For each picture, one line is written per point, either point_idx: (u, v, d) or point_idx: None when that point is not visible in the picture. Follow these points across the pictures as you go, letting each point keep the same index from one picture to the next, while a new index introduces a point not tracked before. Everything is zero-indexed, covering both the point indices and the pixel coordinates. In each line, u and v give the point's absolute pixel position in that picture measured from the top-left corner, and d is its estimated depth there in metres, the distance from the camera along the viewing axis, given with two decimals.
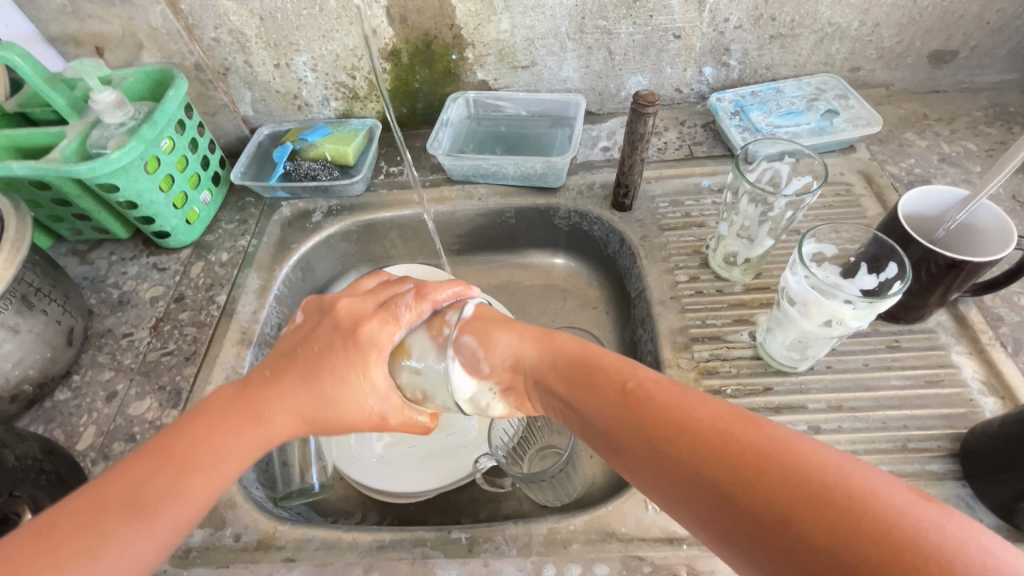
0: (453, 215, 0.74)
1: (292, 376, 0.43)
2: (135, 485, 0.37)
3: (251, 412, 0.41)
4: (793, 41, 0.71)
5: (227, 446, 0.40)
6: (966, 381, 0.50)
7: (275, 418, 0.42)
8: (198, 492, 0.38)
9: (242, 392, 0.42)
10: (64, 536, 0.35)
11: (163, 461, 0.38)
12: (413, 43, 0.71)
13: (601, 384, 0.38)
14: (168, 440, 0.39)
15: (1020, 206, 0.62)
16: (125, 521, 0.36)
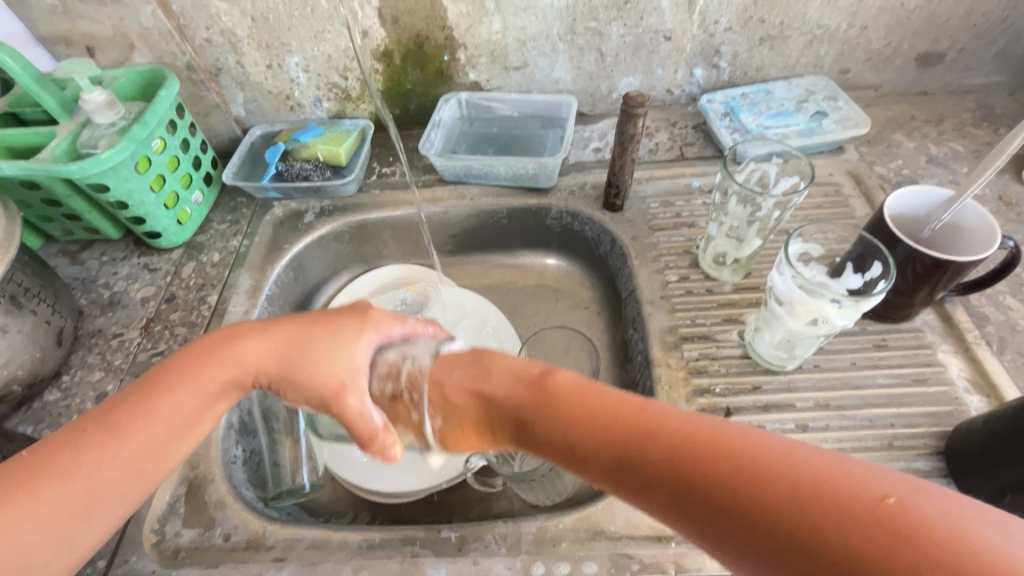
0: (445, 215, 0.74)
1: (281, 324, 0.47)
2: (113, 405, 0.41)
3: (234, 349, 0.45)
4: (782, 43, 0.72)
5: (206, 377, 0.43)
6: (952, 380, 0.51)
7: (254, 357, 0.45)
8: (171, 418, 0.42)
9: (232, 335, 0.46)
10: (56, 441, 0.39)
11: (148, 387, 0.42)
12: (405, 44, 0.71)
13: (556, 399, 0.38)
14: (159, 369, 0.44)
15: (1005, 207, 0.63)
16: (106, 435, 0.40)
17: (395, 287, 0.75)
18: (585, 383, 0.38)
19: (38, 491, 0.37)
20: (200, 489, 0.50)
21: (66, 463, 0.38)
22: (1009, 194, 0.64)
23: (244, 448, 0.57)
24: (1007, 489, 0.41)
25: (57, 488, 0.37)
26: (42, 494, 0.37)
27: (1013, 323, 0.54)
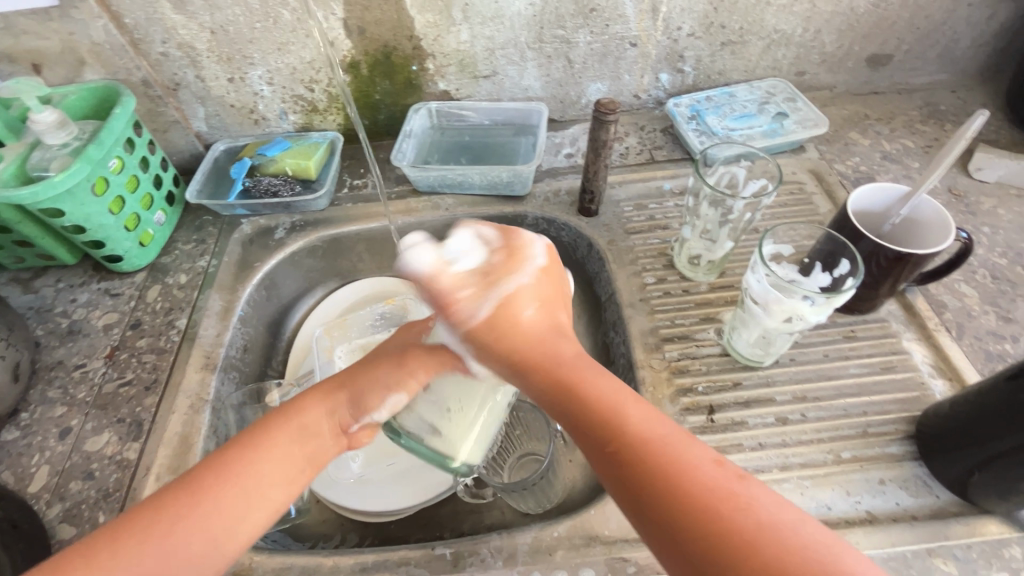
0: (420, 226, 0.73)
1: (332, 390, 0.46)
2: (188, 475, 0.39)
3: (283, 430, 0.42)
4: (742, 47, 0.74)
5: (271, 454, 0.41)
6: (917, 366, 0.54)
7: (315, 430, 0.43)
8: (243, 479, 0.39)
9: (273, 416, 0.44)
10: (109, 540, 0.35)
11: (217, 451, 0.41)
12: (373, 55, 0.70)
13: (585, 398, 0.36)
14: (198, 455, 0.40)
15: (955, 199, 0.67)
16: (177, 502, 0.37)
17: (372, 301, 0.74)
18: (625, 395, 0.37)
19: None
20: None
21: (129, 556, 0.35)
22: (958, 187, 0.68)
23: None
24: (975, 469, 0.43)
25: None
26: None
27: (968, 309, 0.57)
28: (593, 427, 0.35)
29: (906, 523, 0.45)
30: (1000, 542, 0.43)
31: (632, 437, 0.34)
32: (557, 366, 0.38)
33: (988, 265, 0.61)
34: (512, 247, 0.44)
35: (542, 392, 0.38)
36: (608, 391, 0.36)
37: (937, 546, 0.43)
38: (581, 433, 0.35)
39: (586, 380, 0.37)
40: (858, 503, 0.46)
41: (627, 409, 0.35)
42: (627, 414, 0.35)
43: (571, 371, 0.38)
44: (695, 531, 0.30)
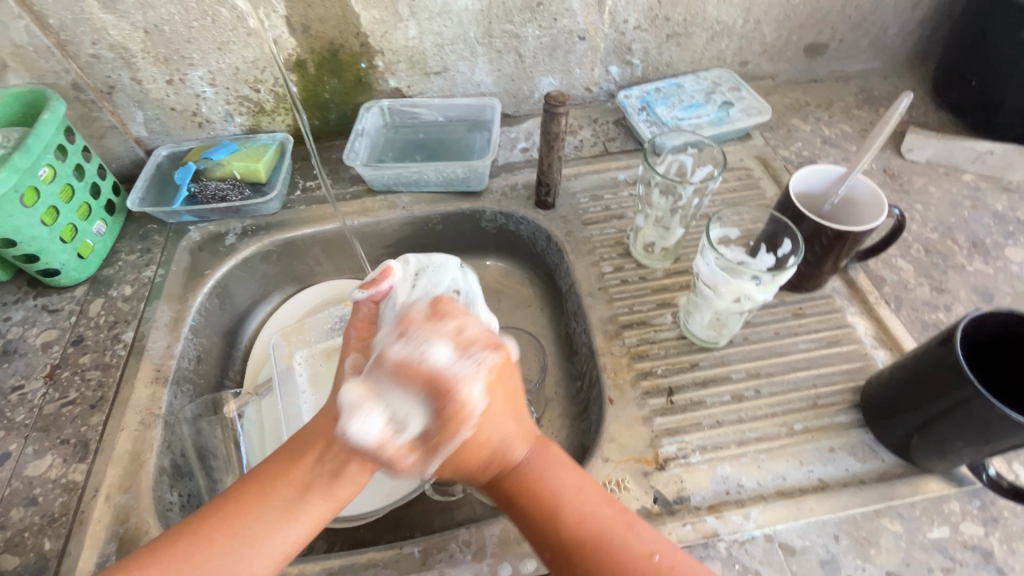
0: (378, 225, 0.72)
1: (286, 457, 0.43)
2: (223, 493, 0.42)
3: (234, 530, 0.39)
4: (687, 39, 0.76)
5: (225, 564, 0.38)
6: (860, 338, 0.56)
7: (283, 490, 0.41)
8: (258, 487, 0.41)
9: (220, 510, 0.40)
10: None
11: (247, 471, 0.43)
12: (319, 53, 0.69)
13: (534, 493, 0.41)
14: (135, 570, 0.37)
15: (890, 178, 0.71)
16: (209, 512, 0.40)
17: (331, 304, 0.73)
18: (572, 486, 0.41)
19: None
20: (133, 545, 0.46)
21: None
22: (892, 167, 0.72)
23: (180, 493, 0.53)
24: (915, 431, 0.45)
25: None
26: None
27: (905, 282, 0.60)
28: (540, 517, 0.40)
29: (856, 487, 0.47)
30: (940, 498, 0.46)
31: (575, 527, 0.39)
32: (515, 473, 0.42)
33: (922, 239, 0.64)
34: (446, 414, 0.37)
35: (494, 485, 0.43)
36: (556, 484, 0.41)
37: (884, 507, 0.46)
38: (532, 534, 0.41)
39: (539, 479, 0.41)
40: (811, 472, 0.48)
41: (569, 509, 0.40)
42: (567, 514, 0.40)
43: (523, 469, 0.42)
44: None
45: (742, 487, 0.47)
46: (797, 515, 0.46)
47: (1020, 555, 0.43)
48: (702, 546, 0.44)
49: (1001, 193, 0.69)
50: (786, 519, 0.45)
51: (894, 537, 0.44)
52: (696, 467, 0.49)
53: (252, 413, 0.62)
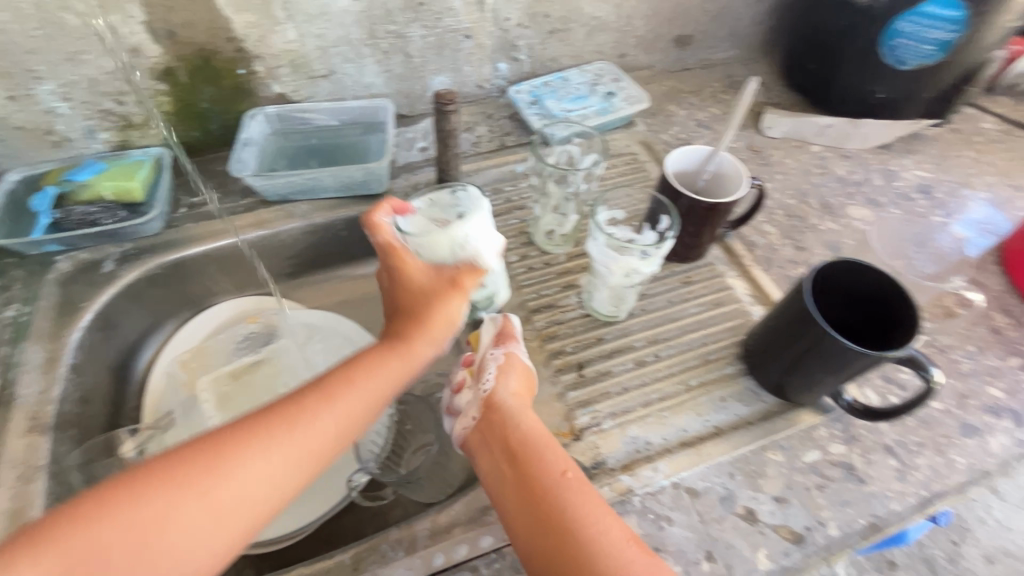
0: (276, 237, 0.69)
1: (371, 360, 0.48)
2: (325, 383, 0.45)
3: (312, 415, 0.43)
4: (568, 34, 0.80)
5: (303, 437, 0.42)
6: (740, 297, 0.63)
7: (376, 395, 0.46)
8: (360, 392, 0.46)
9: (325, 401, 0.44)
10: (102, 533, 0.34)
11: (345, 367, 0.47)
12: (190, 61, 0.65)
13: (539, 453, 0.45)
14: (218, 435, 0.40)
15: (753, 154, 0.79)
16: (317, 399, 0.44)
17: (234, 323, 0.70)
18: (570, 465, 0.45)
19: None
20: None
21: (132, 555, 0.34)
22: (755, 144, 0.81)
23: None
24: (785, 372, 0.52)
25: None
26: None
27: (772, 244, 0.68)
28: (539, 472, 0.44)
29: (745, 428, 0.53)
30: (812, 426, 0.53)
31: (562, 490, 0.43)
32: (536, 419, 0.49)
33: (782, 206, 0.73)
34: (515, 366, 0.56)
35: (504, 440, 0.47)
36: (558, 457, 0.45)
37: (768, 442, 0.52)
38: (541, 464, 0.45)
39: (543, 445, 0.46)
40: (707, 421, 0.54)
41: (566, 475, 0.44)
42: (569, 480, 0.43)
43: (533, 437, 0.47)
44: (578, 556, 0.39)
45: (649, 444, 0.52)
46: (698, 461, 0.51)
47: (875, 463, 0.51)
48: (620, 503, 0.48)
49: (842, 160, 0.80)
50: (688, 466, 0.50)
51: (778, 467, 0.51)
52: (609, 433, 0.52)
53: (153, 448, 0.57)
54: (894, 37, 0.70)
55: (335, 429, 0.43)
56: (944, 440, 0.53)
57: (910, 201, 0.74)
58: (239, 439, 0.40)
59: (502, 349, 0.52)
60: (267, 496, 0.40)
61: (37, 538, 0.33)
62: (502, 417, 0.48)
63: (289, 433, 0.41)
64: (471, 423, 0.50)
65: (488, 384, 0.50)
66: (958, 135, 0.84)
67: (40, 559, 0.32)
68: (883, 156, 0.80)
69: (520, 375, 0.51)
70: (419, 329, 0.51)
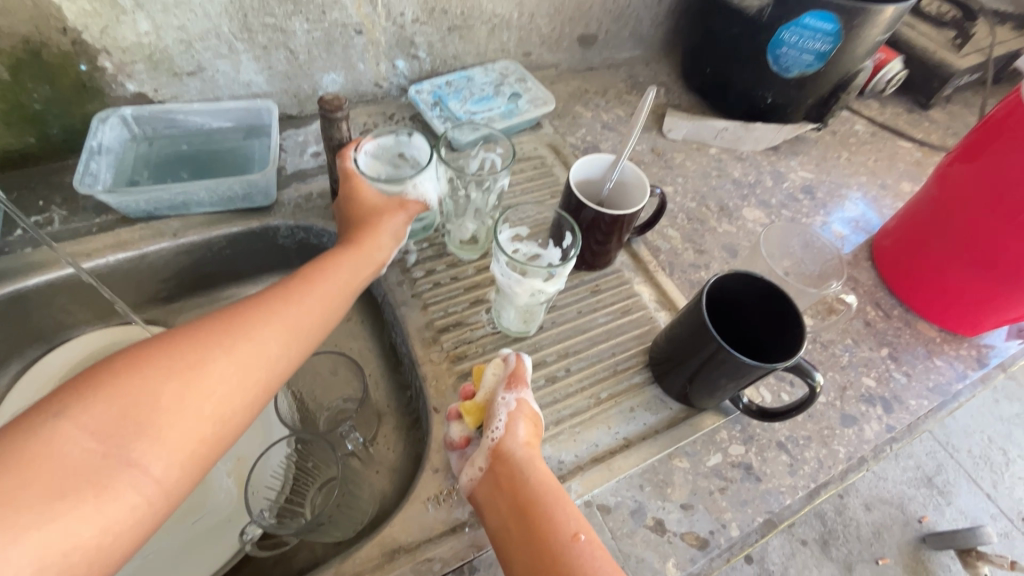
0: (143, 259, 0.61)
1: (343, 254, 0.53)
2: (309, 274, 0.50)
3: (304, 293, 0.47)
4: (469, 31, 0.77)
5: (299, 310, 0.46)
6: (646, 304, 0.64)
7: (352, 281, 0.52)
8: (338, 278, 0.51)
9: (313, 284, 0.49)
10: (148, 382, 0.36)
11: (321, 262, 0.52)
12: (11, 55, 0.54)
13: (552, 513, 0.42)
14: (225, 312, 0.43)
15: (656, 157, 0.81)
16: (304, 283, 0.48)
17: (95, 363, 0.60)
18: (586, 530, 0.41)
19: (166, 436, 0.36)
20: None
21: (177, 400, 0.37)
22: (658, 147, 0.82)
23: None
24: (688, 381, 0.53)
25: (181, 431, 0.36)
26: (170, 435, 0.36)
27: (675, 249, 0.70)
28: (552, 532, 0.40)
29: (652, 438, 0.54)
30: (714, 429, 0.55)
31: (576, 558, 0.39)
32: (548, 473, 0.45)
33: (684, 210, 0.75)
34: None
35: (515, 492, 0.43)
36: (574, 518, 0.42)
37: (674, 449, 0.53)
38: (551, 525, 0.41)
39: (557, 505, 0.42)
40: (617, 433, 0.54)
41: (581, 541, 0.40)
42: (584, 546, 0.40)
43: (546, 492, 0.43)
44: None
45: (562, 463, 0.51)
46: (609, 476, 0.51)
47: (770, 461, 0.54)
48: None
49: (736, 163, 0.83)
50: (599, 482, 0.50)
51: (684, 474, 0.52)
52: None
53: None
54: (778, 46, 0.73)
55: (325, 306, 0.48)
56: (828, 432, 0.57)
57: (796, 202, 0.79)
58: (243, 313, 0.43)
59: (513, 394, 0.48)
60: (282, 356, 0.44)
61: (82, 391, 0.35)
62: (514, 462, 0.45)
63: (288, 306, 0.46)
64: (478, 474, 0.46)
65: (497, 432, 0.46)
66: (835, 137, 0.90)
67: (94, 404, 0.34)
68: (773, 158, 0.85)
69: (528, 421, 0.48)
70: (376, 229, 0.55)
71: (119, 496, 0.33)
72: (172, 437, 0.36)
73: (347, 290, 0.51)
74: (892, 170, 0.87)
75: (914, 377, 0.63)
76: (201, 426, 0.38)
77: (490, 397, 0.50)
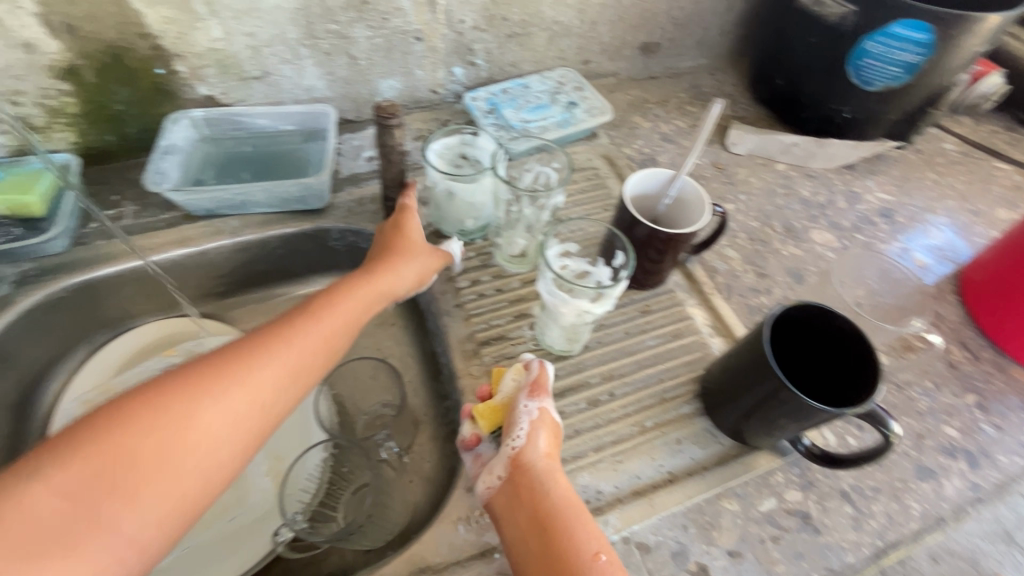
0: (204, 255, 0.63)
1: (351, 291, 0.51)
2: (313, 310, 0.48)
3: (304, 332, 0.46)
4: (528, 39, 0.75)
5: (297, 351, 0.44)
6: (699, 328, 0.60)
7: (356, 319, 0.50)
8: (343, 316, 0.49)
9: (314, 322, 0.47)
10: (127, 436, 0.35)
11: (327, 298, 0.50)
12: (97, 59, 0.58)
13: (573, 530, 0.40)
14: (219, 355, 0.42)
15: (718, 172, 0.77)
16: (304, 321, 0.47)
17: (154, 352, 0.63)
18: (607, 549, 0.40)
19: (143, 493, 0.34)
20: None
21: (157, 454, 0.36)
22: (719, 161, 0.78)
23: None
24: (742, 416, 0.49)
25: (163, 491, 0.35)
26: (146, 493, 0.35)
27: (734, 270, 0.66)
28: (570, 550, 0.39)
29: (699, 475, 0.50)
30: (769, 471, 0.51)
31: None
32: (568, 487, 0.43)
33: (745, 229, 0.70)
34: None
35: (534, 506, 0.41)
36: (594, 536, 0.40)
37: (723, 489, 0.50)
38: (572, 542, 0.39)
39: (577, 522, 0.41)
40: (661, 466, 0.51)
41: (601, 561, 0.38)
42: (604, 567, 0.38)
43: (567, 507, 0.41)
44: None
45: (600, 493, 0.49)
46: (650, 512, 0.48)
47: (831, 511, 0.49)
48: None
49: (806, 180, 0.78)
50: (637, 518, 0.48)
51: (732, 517, 0.48)
52: None
53: None
54: (861, 57, 0.67)
55: (325, 346, 0.46)
56: (901, 485, 0.51)
57: (872, 225, 0.73)
58: (236, 355, 0.42)
59: (535, 402, 0.47)
60: (270, 402, 0.42)
61: (61, 450, 0.34)
62: (535, 475, 0.43)
63: (284, 347, 0.44)
64: (495, 483, 0.44)
65: (518, 441, 0.45)
66: (920, 156, 0.83)
67: (69, 463, 0.33)
68: (847, 176, 0.79)
69: (550, 431, 0.46)
70: (391, 269, 0.54)
71: (87, 558, 0.32)
72: (149, 493, 0.35)
73: (350, 328, 0.49)
74: (986, 195, 0.79)
75: (1005, 431, 0.56)
76: (180, 481, 0.36)
77: (510, 401, 0.49)
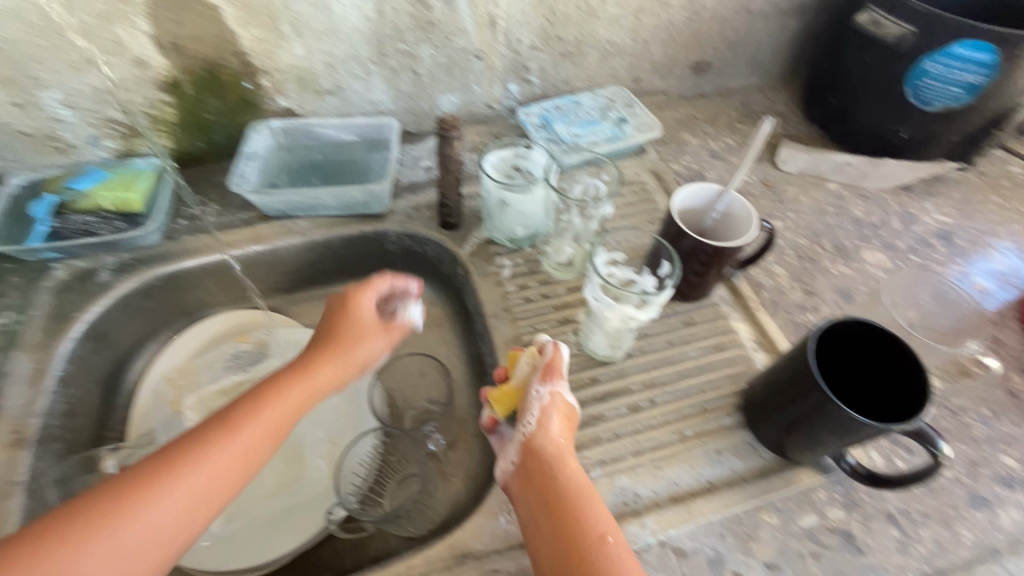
0: (275, 253, 0.69)
1: (296, 381, 0.49)
2: (258, 404, 0.46)
3: (241, 432, 0.44)
4: (581, 58, 0.79)
5: (231, 455, 0.43)
6: (743, 342, 0.61)
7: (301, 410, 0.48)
8: (288, 409, 0.47)
9: (256, 419, 0.45)
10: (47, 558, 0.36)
11: (273, 389, 0.48)
12: (196, 74, 0.65)
13: (579, 512, 0.42)
14: (151, 461, 0.41)
15: (767, 189, 0.77)
16: (243, 418, 0.45)
17: (225, 339, 0.69)
18: (613, 531, 0.42)
19: None
20: None
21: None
22: (768, 179, 0.78)
23: None
24: (784, 430, 0.49)
25: None
26: None
27: (780, 286, 0.66)
28: (575, 533, 0.41)
29: (739, 486, 0.51)
30: (811, 488, 0.51)
31: (601, 559, 0.40)
32: (579, 471, 0.45)
33: (794, 246, 0.70)
34: None
35: (542, 490, 0.44)
36: (600, 519, 0.42)
37: (763, 502, 0.50)
38: (580, 524, 0.42)
39: (583, 505, 0.43)
40: (700, 475, 0.51)
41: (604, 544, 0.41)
42: (610, 548, 0.41)
43: (573, 490, 0.44)
44: None
45: (638, 496, 0.50)
46: (687, 519, 0.49)
47: (875, 532, 0.48)
48: None
49: (859, 200, 0.77)
50: (674, 523, 0.48)
51: (771, 530, 0.48)
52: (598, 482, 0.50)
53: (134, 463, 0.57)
54: (919, 77, 0.67)
55: (263, 445, 0.45)
56: (952, 512, 0.50)
57: (928, 247, 0.71)
58: (168, 461, 0.41)
59: (547, 387, 0.48)
60: (196, 513, 0.41)
61: None
62: (542, 462, 0.45)
63: (218, 450, 0.43)
64: (510, 467, 0.47)
65: (530, 426, 0.47)
66: (983, 178, 0.80)
67: None
68: (903, 197, 0.78)
69: (562, 416, 0.48)
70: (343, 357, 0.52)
71: None
72: None
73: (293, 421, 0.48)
74: None
75: None
76: None
77: (524, 385, 0.51)
